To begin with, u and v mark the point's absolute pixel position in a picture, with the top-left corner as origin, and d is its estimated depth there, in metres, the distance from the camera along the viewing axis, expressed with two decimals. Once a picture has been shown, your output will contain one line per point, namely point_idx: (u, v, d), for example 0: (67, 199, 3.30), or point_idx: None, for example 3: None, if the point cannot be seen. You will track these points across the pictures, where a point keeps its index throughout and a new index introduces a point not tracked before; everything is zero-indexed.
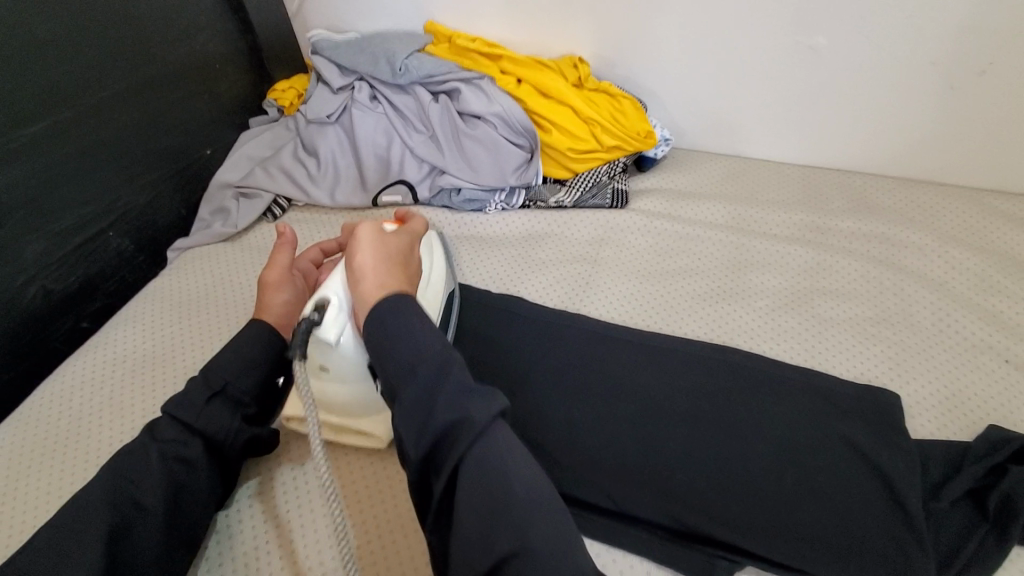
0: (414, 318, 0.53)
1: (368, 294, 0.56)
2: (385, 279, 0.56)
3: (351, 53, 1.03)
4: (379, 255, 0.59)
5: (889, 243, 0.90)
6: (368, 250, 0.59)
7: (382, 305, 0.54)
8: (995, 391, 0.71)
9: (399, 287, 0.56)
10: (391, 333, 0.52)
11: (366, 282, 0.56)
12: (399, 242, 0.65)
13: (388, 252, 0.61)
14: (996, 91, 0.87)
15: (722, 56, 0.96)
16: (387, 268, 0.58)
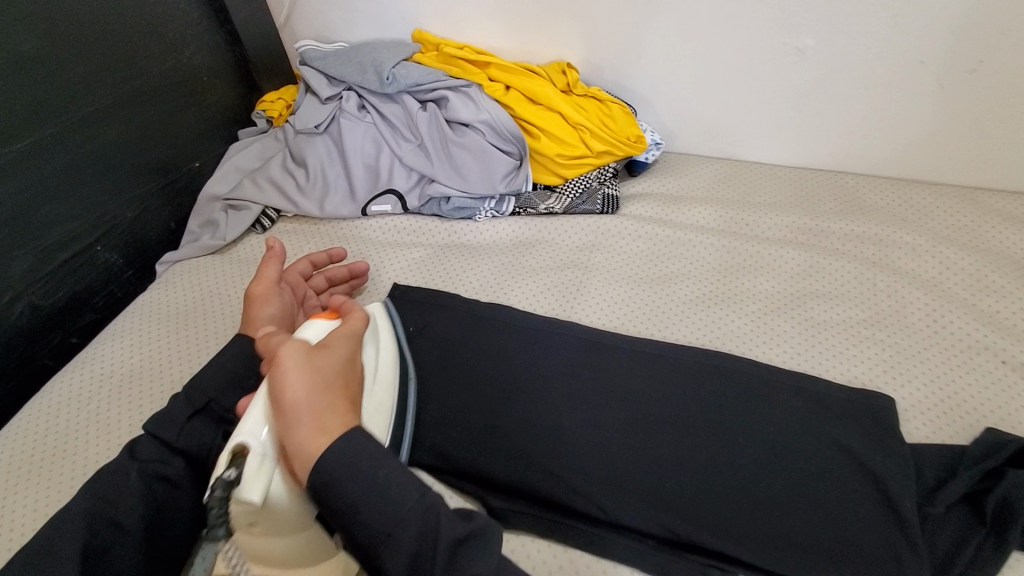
0: (363, 463, 0.45)
1: (303, 446, 0.45)
2: (326, 421, 0.46)
3: (339, 63, 1.03)
4: (315, 378, 0.47)
5: (882, 244, 0.89)
6: (300, 371, 0.47)
7: (321, 462, 0.44)
8: (991, 392, 0.70)
9: (343, 429, 0.46)
10: (332, 475, 0.44)
11: (300, 431, 0.45)
12: (334, 352, 0.51)
13: (322, 374, 0.48)
14: (986, 89, 0.87)
15: (711, 59, 0.96)
16: (326, 406, 0.47)
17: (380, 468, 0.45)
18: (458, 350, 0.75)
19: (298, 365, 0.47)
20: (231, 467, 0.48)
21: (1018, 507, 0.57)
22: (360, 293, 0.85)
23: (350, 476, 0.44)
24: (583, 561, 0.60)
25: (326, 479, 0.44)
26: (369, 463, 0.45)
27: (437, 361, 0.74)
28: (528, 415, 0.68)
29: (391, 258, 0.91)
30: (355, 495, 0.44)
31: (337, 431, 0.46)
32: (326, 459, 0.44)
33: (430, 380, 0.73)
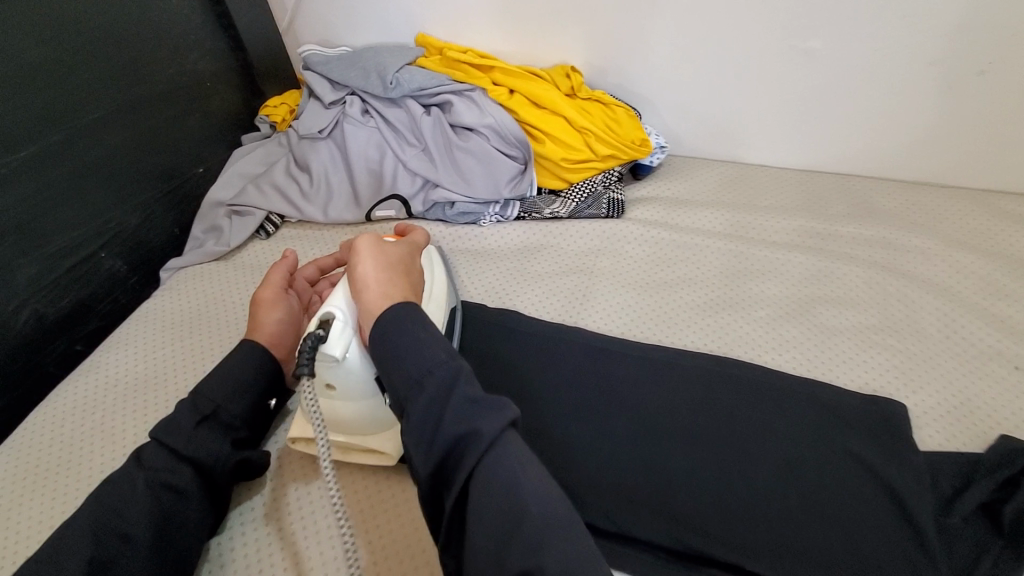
0: (420, 329, 0.53)
1: (371, 304, 0.57)
2: (387, 288, 0.58)
3: (343, 68, 1.02)
4: (382, 262, 0.61)
5: (892, 248, 0.88)
6: (369, 259, 0.61)
7: (386, 310, 0.55)
8: (1006, 399, 0.69)
9: (401, 295, 0.58)
10: (392, 326, 0.53)
11: (370, 291, 0.58)
12: (400, 252, 0.66)
13: (389, 261, 0.63)
14: (997, 91, 0.85)
15: (718, 62, 0.95)
16: (389, 279, 0.59)
17: (427, 332, 0.53)
18: (464, 357, 0.74)
19: (372, 253, 0.62)
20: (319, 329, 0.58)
21: None
22: None
23: (402, 336, 0.52)
24: None
25: (382, 333, 0.53)
26: (420, 320, 0.54)
27: None
28: (536, 423, 0.68)
29: None
30: (405, 356, 0.51)
31: (396, 295, 0.57)
32: (388, 308, 0.55)
33: None
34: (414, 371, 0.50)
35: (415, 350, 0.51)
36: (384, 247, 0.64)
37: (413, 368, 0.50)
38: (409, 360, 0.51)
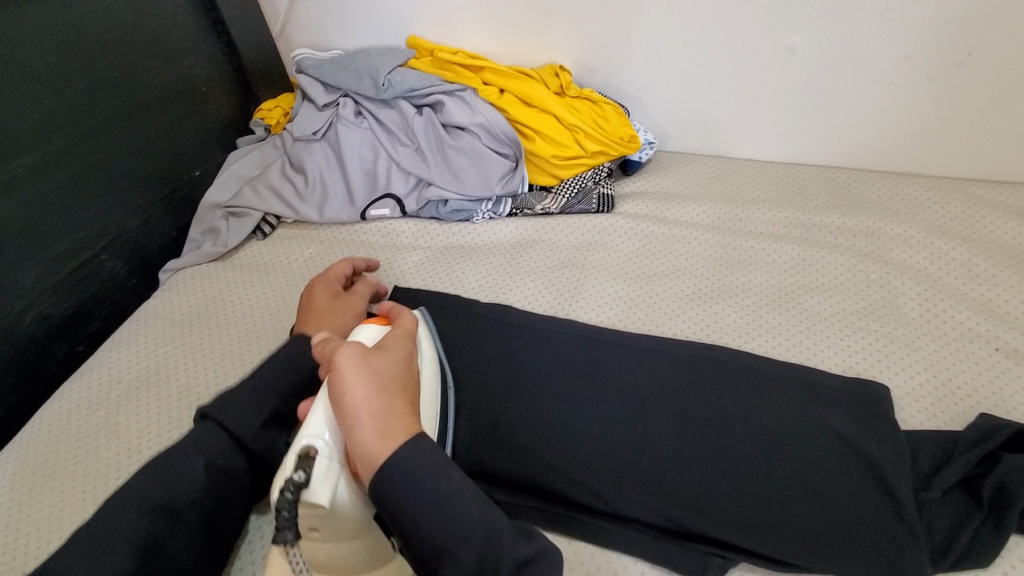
0: (430, 479, 0.45)
1: (368, 453, 0.45)
2: (387, 424, 0.46)
3: (336, 71, 1.04)
4: (377, 383, 0.48)
5: (875, 236, 0.91)
6: (360, 377, 0.47)
7: (388, 465, 0.44)
8: (983, 379, 0.72)
9: (405, 434, 0.46)
10: (394, 482, 0.44)
11: (366, 436, 0.45)
12: (391, 358, 0.51)
13: (383, 379, 0.48)
14: (972, 83, 0.88)
15: (703, 58, 0.97)
16: (391, 410, 0.47)
17: (437, 479, 0.45)
18: (459, 349, 0.76)
19: (361, 373, 0.47)
20: (299, 469, 0.47)
21: (1013, 490, 0.59)
22: None
23: (406, 487, 0.44)
24: (588, 554, 0.61)
25: (381, 487, 0.44)
26: (430, 473, 0.45)
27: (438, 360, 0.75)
28: (531, 411, 0.69)
29: (391, 261, 0.92)
30: (407, 502, 0.44)
31: (401, 435, 0.46)
32: (390, 464, 0.45)
33: None
34: (411, 514, 0.44)
35: (420, 482, 0.44)
36: (385, 353, 0.51)
37: (415, 509, 0.44)
38: (411, 506, 0.44)
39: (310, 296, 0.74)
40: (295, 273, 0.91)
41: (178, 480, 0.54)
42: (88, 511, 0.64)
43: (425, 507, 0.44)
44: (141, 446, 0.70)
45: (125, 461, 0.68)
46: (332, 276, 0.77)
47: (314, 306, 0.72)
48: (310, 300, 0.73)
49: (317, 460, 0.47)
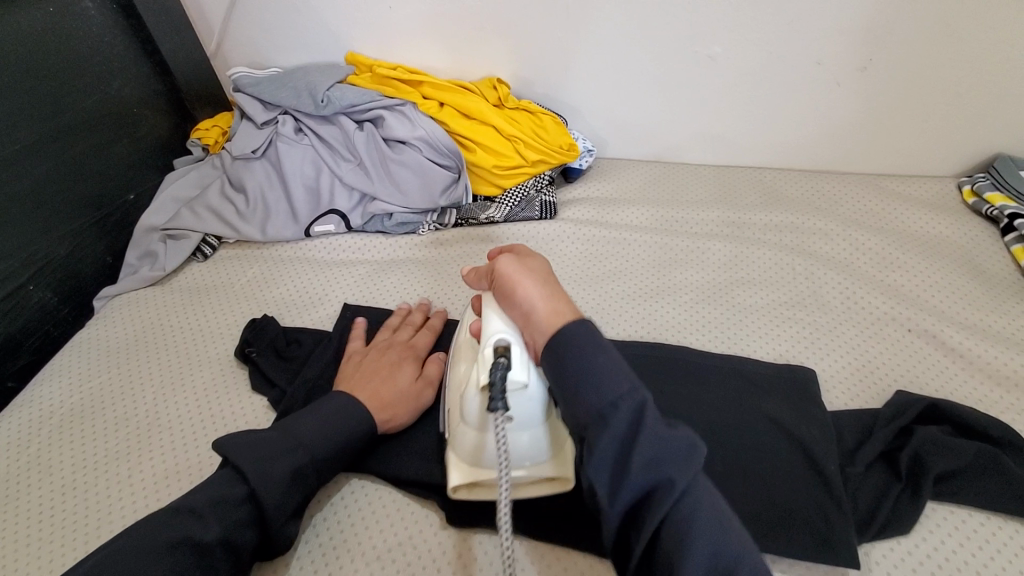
0: (604, 339, 0.49)
1: (544, 326, 0.52)
2: (561, 306, 0.53)
3: (273, 89, 1.03)
4: (538, 278, 0.56)
5: (799, 231, 0.96)
6: (531, 281, 0.55)
7: (564, 331, 0.50)
8: (900, 358, 0.78)
9: (575, 308, 0.53)
10: (568, 348, 0.49)
11: (541, 315, 0.53)
12: (542, 259, 0.60)
13: (541, 275, 0.57)
14: (874, 86, 0.96)
15: (635, 70, 1.02)
16: (552, 293, 0.54)
17: (601, 352, 0.48)
18: None
19: (521, 271, 0.57)
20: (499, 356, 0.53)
21: (927, 460, 0.63)
22: (309, 315, 0.86)
23: (582, 350, 0.48)
24: (538, 551, 0.61)
25: (554, 352, 0.49)
26: (598, 337, 0.49)
27: None
28: None
29: (337, 277, 0.91)
30: (572, 374, 0.48)
31: (571, 313, 0.52)
32: (570, 326, 0.50)
33: None
34: (577, 382, 0.47)
35: (589, 360, 0.48)
36: (529, 255, 0.60)
37: (574, 376, 0.48)
38: (578, 373, 0.48)
39: (393, 375, 0.68)
40: (237, 293, 0.90)
41: (195, 514, 0.51)
42: (24, 552, 0.62)
43: (600, 384, 0.47)
44: (78, 481, 0.68)
45: (62, 497, 0.66)
46: (416, 352, 0.74)
47: (399, 391, 0.67)
48: (392, 379, 0.68)
49: (513, 348, 0.53)
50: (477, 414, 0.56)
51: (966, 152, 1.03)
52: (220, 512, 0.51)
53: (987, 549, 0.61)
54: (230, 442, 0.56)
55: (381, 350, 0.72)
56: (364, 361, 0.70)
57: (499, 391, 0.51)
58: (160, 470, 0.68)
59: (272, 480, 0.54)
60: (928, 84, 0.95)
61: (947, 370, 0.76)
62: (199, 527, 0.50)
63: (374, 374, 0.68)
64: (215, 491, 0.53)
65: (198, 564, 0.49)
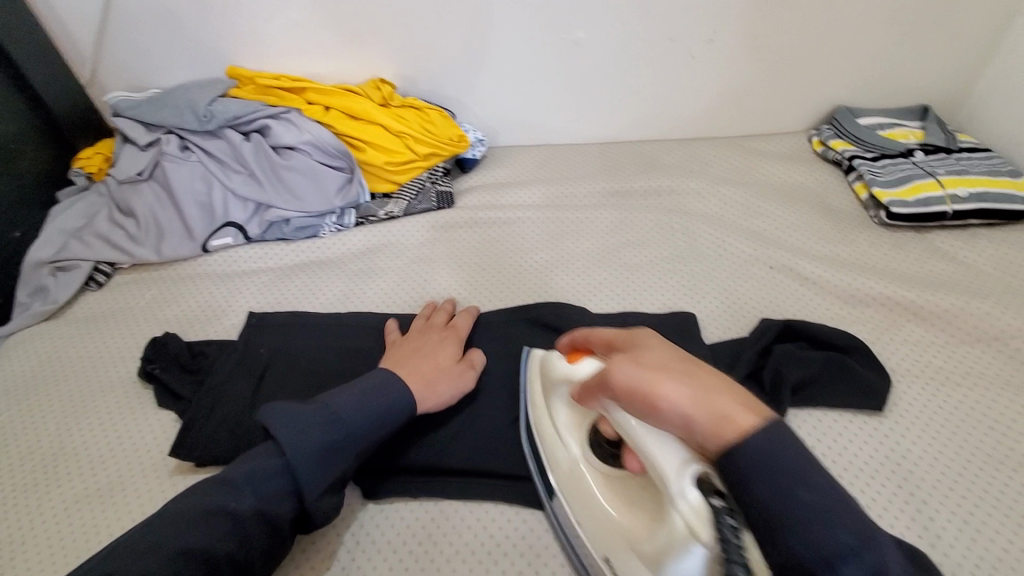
0: (795, 446, 0.38)
1: (714, 439, 0.39)
2: (731, 407, 0.40)
3: (155, 109, 1.02)
4: (671, 373, 0.43)
5: (676, 193, 1.06)
6: (669, 381, 0.42)
7: (755, 442, 0.38)
8: (763, 292, 0.87)
9: (747, 403, 0.40)
10: (771, 463, 0.37)
11: (706, 421, 0.40)
12: (658, 349, 0.46)
13: (673, 368, 0.43)
14: (724, 56, 1.07)
15: (512, 60, 1.07)
16: (714, 391, 0.41)
17: (802, 457, 0.38)
18: (314, 354, 0.79)
19: (648, 373, 0.43)
20: (712, 496, 0.44)
21: (785, 372, 0.72)
22: (214, 327, 0.86)
23: (771, 467, 0.37)
24: (452, 508, 0.66)
25: (737, 473, 0.38)
26: (797, 444, 0.38)
27: (295, 369, 0.77)
28: None
29: (240, 287, 0.92)
30: (772, 497, 0.37)
31: (760, 409, 0.40)
32: (751, 438, 0.38)
33: (291, 386, 0.75)
34: (781, 514, 0.36)
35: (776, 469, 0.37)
36: (654, 338, 0.48)
37: (772, 502, 0.37)
38: (784, 503, 0.37)
39: (434, 355, 0.71)
40: (136, 317, 0.88)
41: None
42: None
43: (770, 475, 0.37)
44: None
45: None
46: (457, 335, 0.77)
47: (439, 368, 0.70)
48: (434, 358, 0.71)
49: (716, 484, 0.44)
50: (676, 571, 0.46)
51: (811, 108, 1.16)
52: (255, 484, 0.52)
53: (843, 440, 0.70)
54: (269, 413, 0.56)
55: (425, 335, 0.76)
56: (408, 343, 0.74)
57: (738, 549, 0.41)
58: (70, 495, 0.67)
59: (305, 454, 0.54)
60: (768, 50, 1.07)
61: (804, 297, 0.86)
62: (234, 497, 0.51)
63: (419, 353, 0.71)
64: (251, 464, 0.53)
65: (232, 532, 0.49)
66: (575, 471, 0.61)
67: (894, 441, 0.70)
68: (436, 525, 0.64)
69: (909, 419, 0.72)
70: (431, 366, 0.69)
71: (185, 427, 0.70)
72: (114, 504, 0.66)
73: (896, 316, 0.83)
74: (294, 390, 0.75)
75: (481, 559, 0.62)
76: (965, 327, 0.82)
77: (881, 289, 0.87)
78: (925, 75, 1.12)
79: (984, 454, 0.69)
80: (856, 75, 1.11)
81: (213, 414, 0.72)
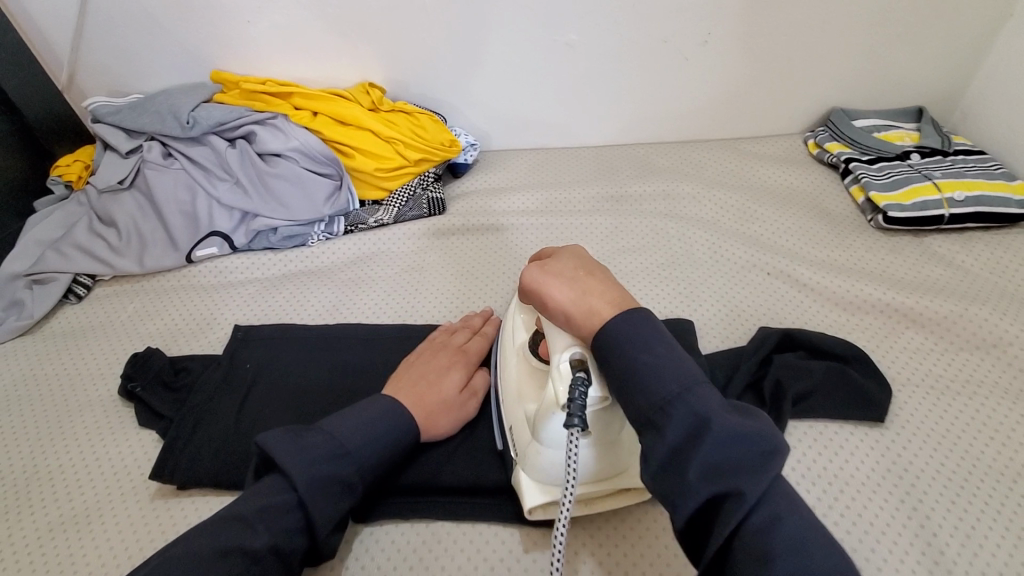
0: (654, 337, 0.48)
1: (584, 326, 0.52)
2: (600, 304, 0.52)
3: (136, 115, 0.99)
4: (563, 278, 0.56)
5: (671, 197, 1.04)
6: (559, 284, 0.55)
7: (610, 327, 0.49)
8: (761, 299, 0.86)
9: (617, 303, 0.52)
10: (622, 336, 0.48)
11: (578, 315, 0.52)
12: (563, 259, 0.58)
13: (566, 275, 0.56)
14: (719, 57, 1.05)
15: (503, 63, 1.05)
16: (590, 291, 0.54)
17: (664, 346, 0.48)
18: (302, 370, 0.77)
19: (544, 276, 0.57)
20: (577, 369, 0.51)
21: (785, 383, 0.71)
22: (198, 340, 0.84)
23: (630, 344, 0.48)
24: (445, 530, 0.64)
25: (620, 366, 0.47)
26: (654, 327, 0.49)
27: (282, 386, 0.75)
28: None
29: (226, 299, 0.90)
30: (636, 368, 0.47)
31: (624, 303, 0.52)
32: (608, 322, 0.50)
33: (278, 403, 0.73)
34: (638, 378, 0.46)
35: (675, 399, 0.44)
36: (568, 251, 0.60)
37: (633, 371, 0.47)
38: (641, 370, 0.46)
39: (441, 380, 0.67)
40: (117, 331, 0.86)
41: None
42: None
43: (650, 372, 0.46)
44: None
45: None
46: (468, 357, 0.72)
47: (443, 397, 0.66)
48: (440, 384, 0.67)
49: (588, 362, 0.52)
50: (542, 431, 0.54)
51: (807, 110, 1.15)
52: (269, 519, 0.49)
53: (845, 453, 0.69)
54: (273, 442, 0.53)
55: (432, 354, 0.71)
56: (415, 361, 0.69)
57: (580, 406, 0.48)
58: (48, 521, 0.65)
59: (316, 485, 0.51)
60: (763, 51, 1.05)
61: (802, 304, 0.85)
62: (248, 535, 0.48)
63: (425, 376, 0.67)
64: (261, 498, 0.50)
65: (249, 572, 0.46)
66: (510, 353, 0.67)
67: (896, 452, 0.69)
68: (428, 547, 0.62)
69: (910, 430, 0.71)
70: (438, 394, 0.66)
71: (166, 449, 0.68)
72: (94, 531, 0.64)
73: (895, 323, 0.82)
74: (281, 407, 0.72)
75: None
76: (965, 333, 0.81)
77: (880, 295, 0.86)
78: (920, 77, 1.11)
79: (986, 465, 0.68)
80: (851, 76, 1.10)
81: (196, 434, 0.69)
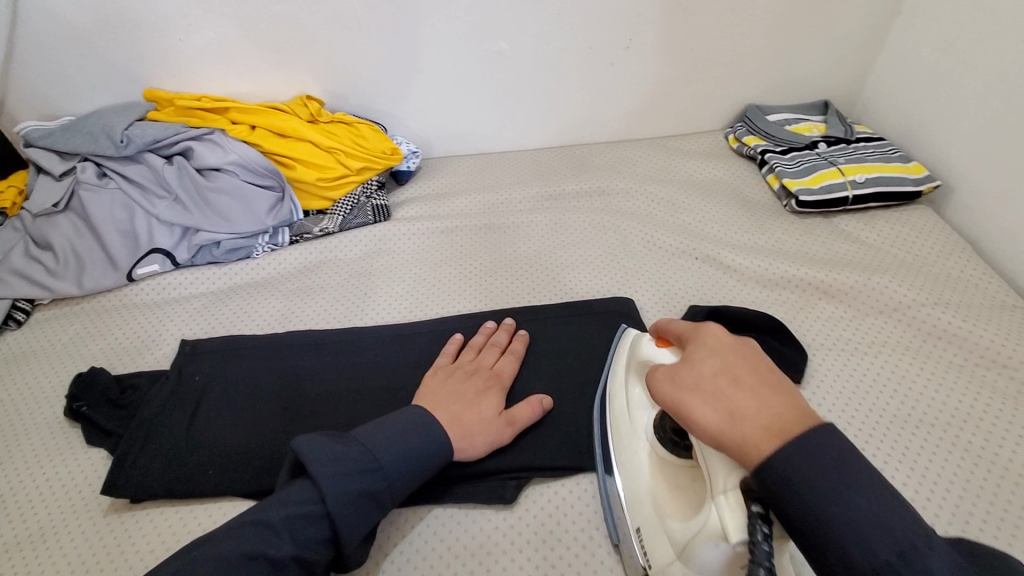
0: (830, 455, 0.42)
1: (740, 453, 0.45)
2: (758, 428, 0.45)
3: (67, 136, 0.98)
4: (703, 392, 0.49)
5: (607, 193, 1.10)
6: (701, 402, 0.48)
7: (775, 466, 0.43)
8: (691, 282, 0.92)
9: (785, 421, 0.45)
10: (791, 471, 0.42)
11: (728, 444, 0.46)
12: (705, 359, 0.51)
13: (708, 383, 0.49)
14: (642, 61, 1.13)
15: (441, 72, 1.09)
16: (740, 412, 0.46)
17: (841, 469, 0.41)
18: (254, 375, 0.78)
19: (682, 390, 0.50)
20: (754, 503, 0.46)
21: None
22: (145, 357, 0.83)
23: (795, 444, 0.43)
24: (403, 517, 0.66)
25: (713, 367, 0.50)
26: (834, 453, 0.42)
27: (235, 394, 0.76)
28: (332, 412, 0.74)
29: (172, 315, 0.89)
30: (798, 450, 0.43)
31: (785, 429, 0.44)
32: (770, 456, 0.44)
33: (231, 408, 0.74)
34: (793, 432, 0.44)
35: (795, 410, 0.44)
36: (706, 346, 0.52)
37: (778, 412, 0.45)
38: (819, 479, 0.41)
39: (477, 403, 0.69)
40: (58, 353, 0.84)
41: None
42: None
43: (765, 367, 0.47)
44: None
45: None
46: (502, 381, 0.73)
47: (480, 420, 0.67)
48: (476, 407, 0.68)
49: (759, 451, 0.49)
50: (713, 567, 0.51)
51: (727, 107, 1.23)
52: (295, 528, 0.52)
53: None
54: (305, 450, 0.56)
55: (468, 375, 0.72)
56: (450, 381, 0.71)
57: (766, 554, 0.44)
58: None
59: (347, 494, 0.54)
60: (681, 54, 1.13)
61: (728, 284, 0.92)
62: (273, 544, 0.51)
63: (463, 396, 0.68)
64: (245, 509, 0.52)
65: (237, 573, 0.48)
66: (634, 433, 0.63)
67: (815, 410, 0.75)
68: (386, 534, 0.65)
69: (825, 389, 0.78)
70: (476, 415, 0.67)
71: (118, 463, 0.68)
72: (49, 551, 0.63)
73: (810, 296, 0.90)
74: (236, 414, 0.73)
75: (457, 552, 0.63)
76: (871, 301, 0.89)
77: (797, 272, 0.93)
78: (823, 74, 1.22)
79: (889, 414, 0.75)
80: (764, 75, 1.20)
81: (147, 446, 0.70)
